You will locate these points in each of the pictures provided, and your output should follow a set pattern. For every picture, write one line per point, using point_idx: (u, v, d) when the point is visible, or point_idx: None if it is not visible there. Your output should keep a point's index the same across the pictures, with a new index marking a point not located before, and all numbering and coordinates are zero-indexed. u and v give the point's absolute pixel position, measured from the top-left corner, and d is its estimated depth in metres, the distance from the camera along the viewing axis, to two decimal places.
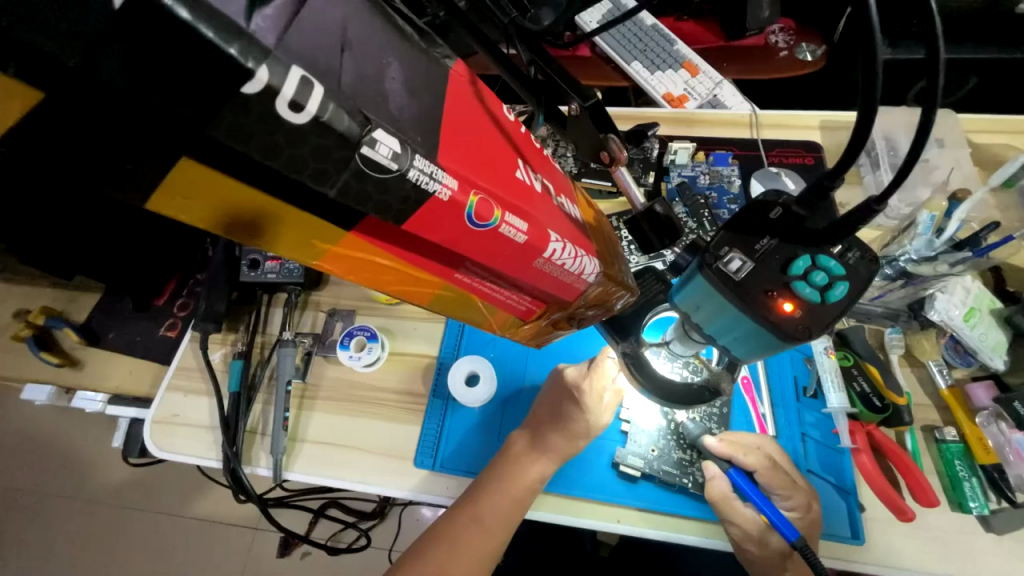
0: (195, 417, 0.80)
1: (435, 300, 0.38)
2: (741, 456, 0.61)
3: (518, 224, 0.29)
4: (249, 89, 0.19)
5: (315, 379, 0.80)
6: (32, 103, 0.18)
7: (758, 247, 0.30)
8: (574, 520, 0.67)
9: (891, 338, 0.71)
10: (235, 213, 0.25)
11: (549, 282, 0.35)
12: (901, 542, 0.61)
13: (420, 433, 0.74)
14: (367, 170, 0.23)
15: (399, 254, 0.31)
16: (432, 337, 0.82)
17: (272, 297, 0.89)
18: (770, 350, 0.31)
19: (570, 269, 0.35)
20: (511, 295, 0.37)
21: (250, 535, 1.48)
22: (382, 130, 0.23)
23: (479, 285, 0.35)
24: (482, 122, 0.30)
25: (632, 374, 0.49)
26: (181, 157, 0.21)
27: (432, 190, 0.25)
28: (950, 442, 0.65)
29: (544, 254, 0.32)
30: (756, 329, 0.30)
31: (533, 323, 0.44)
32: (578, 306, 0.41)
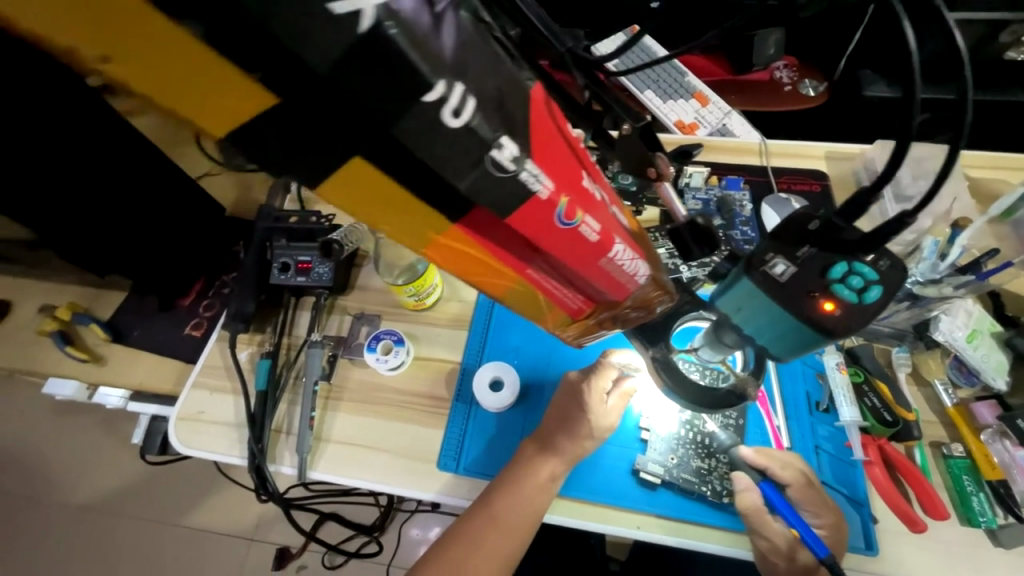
0: (219, 415, 0.82)
1: (500, 295, 0.39)
2: (776, 468, 0.63)
3: (595, 225, 0.33)
4: (428, 97, 0.22)
5: (341, 381, 0.83)
6: (266, 104, 0.22)
7: (799, 254, 0.33)
8: (590, 524, 0.68)
9: (899, 357, 0.74)
10: (372, 208, 0.28)
11: (609, 282, 0.37)
12: (913, 553, 0.63)
13: (443, 437, 0.76)
14: (492, 169, 0.26)
15: (488, 249, 0.33)
16: (455, 344, 0.85)
17: (299, 300, 0.91)
18: (807, 347, 0.34)
19: (627, 269, 0.37)
20: (572, 297, 0.39)
21: (248, 545, 1.46)
22: (507, 137, 0.26)
23: (548, 284, 0.37)
24: (564, 132, 0.34)
25: (661, 378, 0.53)
26: (354, 155, 0.25)
27: (534, 190, 0.28)
28: (957, 457, 0.68)
29: (611, 253, 0.35)
30: (798, 326, 0.33)
31: (579, 326, 0.45)
32: (626, 307, 0.42)
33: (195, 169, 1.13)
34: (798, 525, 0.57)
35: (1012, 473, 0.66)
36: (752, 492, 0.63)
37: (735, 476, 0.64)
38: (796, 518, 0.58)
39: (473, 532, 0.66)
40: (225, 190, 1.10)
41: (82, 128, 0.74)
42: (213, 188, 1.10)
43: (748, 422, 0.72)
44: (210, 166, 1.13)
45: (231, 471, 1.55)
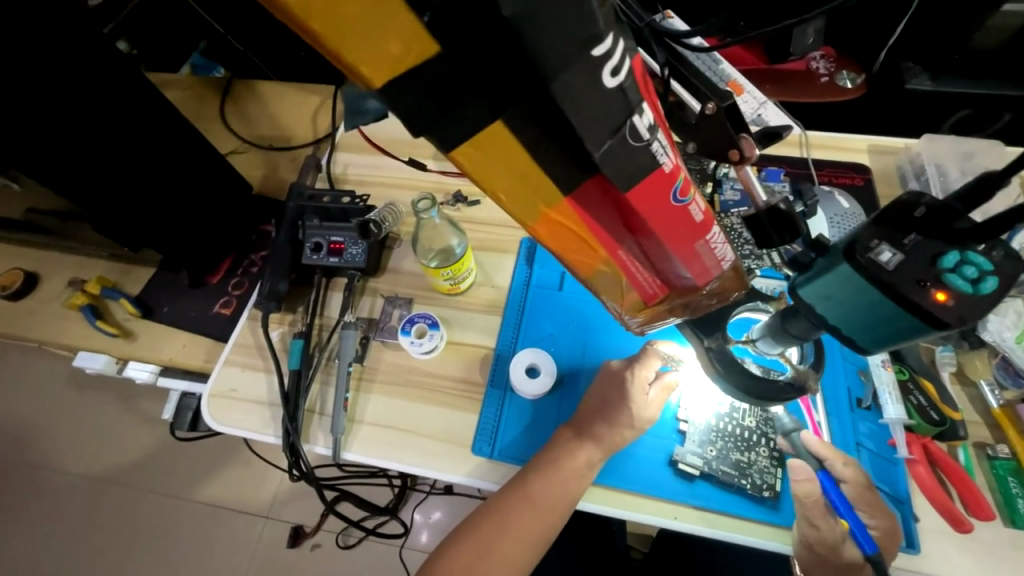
0: (251, 392, 0.82)
1: (580, 275, 0.38)
2: (839, 463, 0.63)
3: (700, 204, 0.32)
4: (597, 51, 0.23)
5: (374, 363, 0.83)
6: (428, 53, 0.21)
7: (906, 241, 0.32)
8: (623, 513, 0.68)
9: (943, 356, 0.73)
10: (498, 176, 0.27)
11: (697, 268, 0.37)
12: (956, 550, 0.63)
13: (477, 423, 0.76)
14: (630, 138, 0.26)
15: (589, 224, 0.32)
16: (488, 329, 0.84)
17: (330, 282, 0.91)
18: (901, 338, 0.34)
19: (717, 253, 0.36)
20: (656, 282, 0.39)
21: (263, 521, 1.47)
22: (645, 105, 0.27)
23: (635, 267, 0.37)
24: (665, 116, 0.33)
25: (715, 367, 0.52)
26: (498, 119, 0.24)
27: (660, 162, 0.28)
28: (1001, 458, 0.67)
29: (711, 236, 0.34)
30: (901, 315, 0.32)
31: (649, 312, 0.44)
32: (702, 296, 0.41)
33: (221, 146, 1.12)
34: (852, 521, 0.58)
35: None
36: (812, 483, 0.61)
37: (790, 464, 0.62)
38: (851, 515, 0.59)
39: (506, 513, 0.64)
40: (253, 169, 1.09)
41: (130, 101, 0.74)
42: (239, 167, 1.09)
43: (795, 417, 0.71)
44: (236, 144, 1.12)
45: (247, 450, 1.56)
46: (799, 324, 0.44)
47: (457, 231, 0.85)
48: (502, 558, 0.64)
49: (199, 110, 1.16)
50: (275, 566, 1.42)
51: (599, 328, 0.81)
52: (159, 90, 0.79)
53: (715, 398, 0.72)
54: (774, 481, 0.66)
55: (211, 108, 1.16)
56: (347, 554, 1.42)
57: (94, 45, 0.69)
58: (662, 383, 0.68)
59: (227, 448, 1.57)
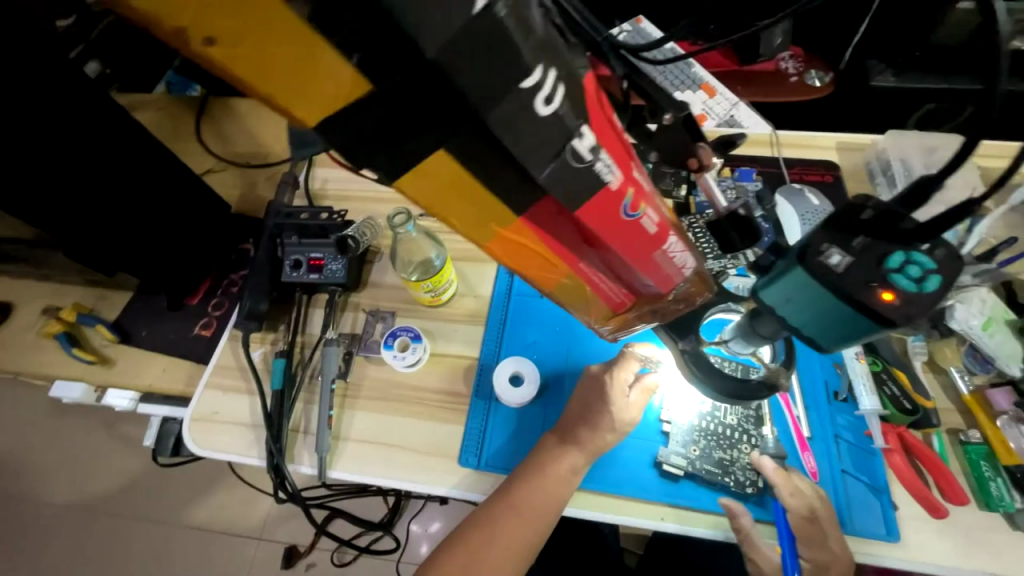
0: (234, 414, 0.81)
1: (546, 289, 0.40)
2: (785, 493, 0.63)
3: (653, 215, 0.33)
4: (525, 83, 0.23)
5: (357, 378, 0.82)
6: (360, 92, 0.22)
7: (855, 244, 0.33)
8: (611, 516, 0.68)
9: (915, 346, 0.75)
10: (450, 202, 0.29)
11: (658, 277, 0.38)
12: (934, 537, 0.64)
13: (464, 433, 0.76)
14: (571, 159, 0.27)
15: (546, 239, 0.33)
16: (472, 339, 0.85)
17: (312, 298, 0.91)
18: (857, 338, 0.35)
19: (677, 261, 0.37)
20: (621, 291, 0.40)
21: (256, 542, 1.45)
22: (586, 127, 0.27)
23: (598, 279, 0.38)
24: (620, 129, 0.33)
25: (691, 371, 0.53)
26: (440, 148, 0.25)
27: (605, 180, 0.29)
28: (975, 443, 0.69)
29: (667, 245, 0.35)
30: (854, 316, 0.33)
31: (618, 320, 0.45)
32: (669, 302, 0.42)
33: (198, 165, 1.11)
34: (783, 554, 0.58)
35: None
36: (746, 517, 0.65)
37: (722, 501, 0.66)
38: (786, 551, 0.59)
39: (493, 521, 0.63)
40: (231, 187, 1.08)
41: (100, 125, 0.74)
42: (217, 185, 1.08)
43: (780, 413, 0.72)
44: (213, 163, 1.11)
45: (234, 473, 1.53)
46: (766, 324, 0.45)
47: (436, 243, 0.85)
48: (490, 565, 0.62)
49: (174, 129, 1.16)
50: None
51: (580, 333, 0.81)
52: (129, 113, 0.78)
53: (695, 398, 0.73)
54: (755, 478, 0.67)
55: (187, 127, 1.16)
56: (342, 572, 1.40)
57: (61, 70, 0.68)
58: (642, 386, 0.68)
59: (216, 470, 1.54)
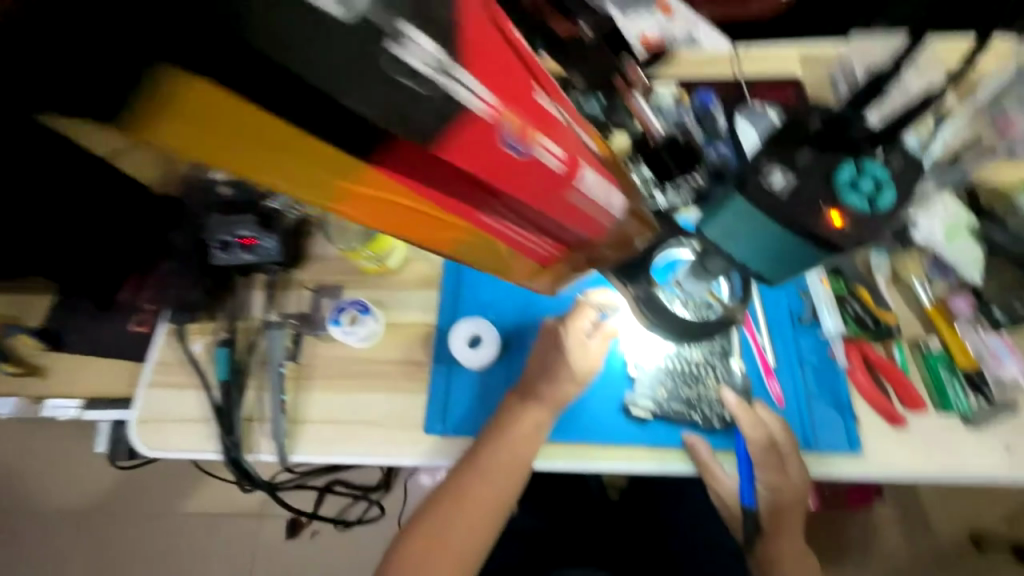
0: (182, 411, 0.76)
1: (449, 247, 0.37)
2: (746, 424, 0.64)
3: (552, 149, 0.30)
4: None
5: (309, 359, 0.78)
6: None
7: (800, 160, 0.30)
8: (580, 465, 0.68)
9: (879, 262, 0.73)
10: (257, 142, 0.25)
11: (577, 220, 0.36)
12: (893, 445, 0.66)
13: (426, 401, 0.73)
14: (394, 72, 0.22)
15: (423, 193, 0.31)
16: (427, 305, 0.80)
17: (248, 280, 0.83)
18: (800, 266, 0.33)
19: (598, 201, 0.36)
20: (536, 238, 0.38)
21: (251, 527, 1.46)
22: (417, 29, 0.22)
23: (502, 229, 0.36)
24: (517, 41, 0.29)
25: (644, 313, 0.51)
26: (161, 62, 0.20)
27: (471, 106, 0.25)
28: (933, 351, 0.69)
29: (579, 181, 0.33)
30: (801, 246, 0.30)
31: (548, 270, 0.45)
32: (601, 247, 0.42)
33: None
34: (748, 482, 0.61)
35: (986, 360, 0.68)
36: (706, 449, 0.65)
37: (686, 437, 0.66)
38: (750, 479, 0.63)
39: (460, 485, 0.63)
40: None
41: None
42: None
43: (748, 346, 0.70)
44: None
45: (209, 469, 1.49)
46: (716, 261, 0.41)
47: None
48: (463, 530, 0.62)
49: None
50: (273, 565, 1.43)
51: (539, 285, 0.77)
52: None
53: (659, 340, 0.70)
54: (722, 412, 0.67)
55: None
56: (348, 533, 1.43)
57: None
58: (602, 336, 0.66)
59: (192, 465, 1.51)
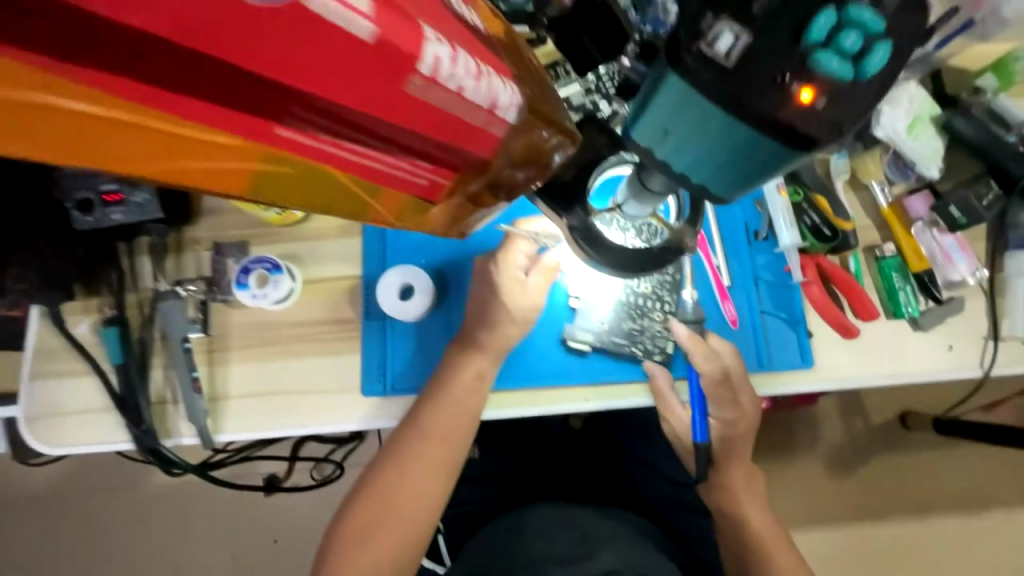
0: (82, 402, 0.67)
1: (280, 192, 0.28)
2: (698, 358, 0.59)
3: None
4: None
5: (221, 329, 0.68)
6: None
7: (755, 14, 0.25)
8: (529, 410, 0.64)
9: (838, 165, 0.67)
10: None
11: (434, 123, 0.27)
12: (843, 354, 0.65)
13: (361, 361, 0.66)
14: None
15: (172, 106, 0.21)
16: (351, 254, 0.70)
17: (133, 245, 0.70)
18: (764, 174, 0.27)
19: (469, 93, 0.26)
20: (393, 159, 0.29)
21: (174, 534, 1.20)
22: None
23: (335, 151, 0.27)
24: None
25: (583, 249, 0.42)
26: None
27: None
28: (889, 257, 0.66)
29: (420, 60, 0.23)
30: (756, 140, 0.25)
31: (447, 206, 0.36)
32: (503, 168, 0.33)
33: None
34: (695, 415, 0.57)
35: (938, 261, 0.66)
36: (664, 378, 0.62)
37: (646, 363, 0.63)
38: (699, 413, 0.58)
39: (403, 446, 0.58)
40: None
41: None
42: None
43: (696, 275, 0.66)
44: None
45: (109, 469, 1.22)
46: (657, 178, 0.33)
47: None
48: (413, 493, 0.57)
49: None
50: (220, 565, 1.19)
51: None
52: None
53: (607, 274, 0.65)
54: (664, 345, 0.63)
55: None
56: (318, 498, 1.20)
57: None
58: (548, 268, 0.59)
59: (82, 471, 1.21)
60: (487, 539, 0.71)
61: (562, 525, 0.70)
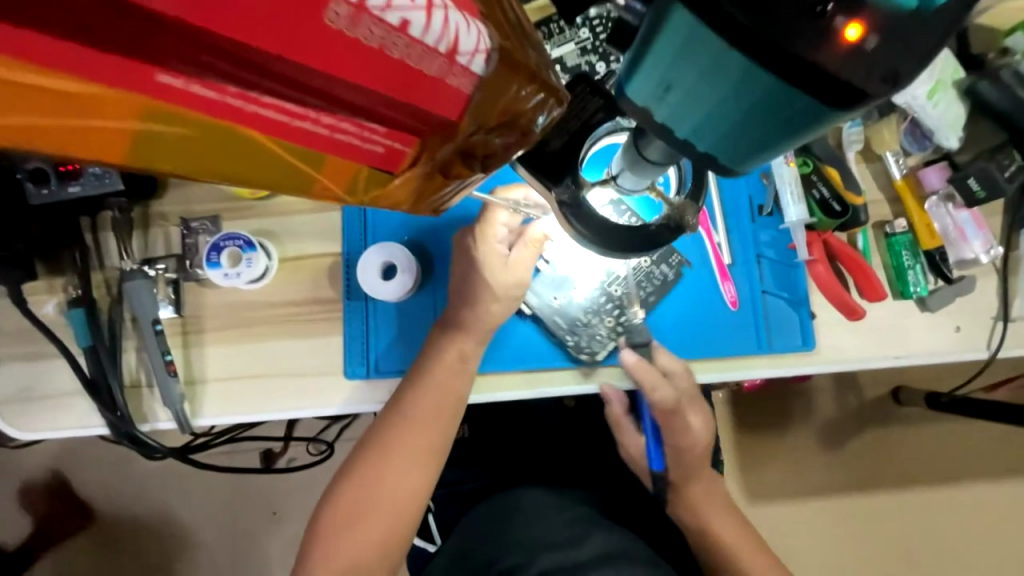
0: (52, 386, 0.64)
1: (183, 156, 0.24)
2: (650, 392, 0.60)
3: None
4: None
5: (196, 310, 0.64)
6: None
7: None
8: (515, 395, 0.61)
9: (851, 134, 0.62)
10: None
11: (363, 64, 0.22)
12: (846, 336, 0.62)
13: (343, 343, 0.63)
14: None
15: (25, 50, 0.18)
16: (330, 230, 0.66)
17: (96, 220, 0.65)
18: (794, 129, 0.22)
19: (407, 30, 0.21)
20: (319, 114, 0.24)
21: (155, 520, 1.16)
22: None
23: (235, 103, 0.22)
24: None
25: (572, 225, 0.39)
26: None
27: None
28: (899, 234, 0.63)
29: None
30: (780, 92, 0.21)
31: (411, 178, 0.31)
32: (471, 132, 0.28)
33: None
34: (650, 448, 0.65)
35: (951, 238, 0.63)
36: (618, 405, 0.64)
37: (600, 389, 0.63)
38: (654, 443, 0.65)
39: (386, 431, 0.56)
40: None
41: None
42: None
43: (670, 287, 0.63)
44: None
45: (91, 457, 1.16)
46: (656, 146, 0.29)
47: None
48: (397, 480, 0.55)
49: None
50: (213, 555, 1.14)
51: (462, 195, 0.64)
52: None
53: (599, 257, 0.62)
54: (600, 349, 0.61)
55: None
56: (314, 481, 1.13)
57: None
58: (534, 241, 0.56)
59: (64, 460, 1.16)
60: (477, 520, 0.71)
61: (555, 507, 0.69)
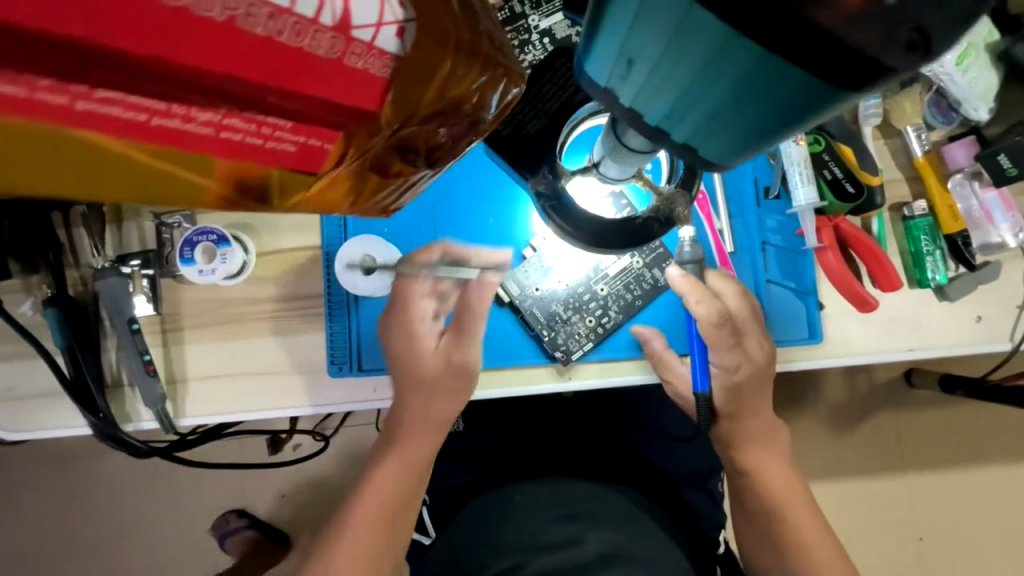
0: (32, 386, 0.63)
1: (15, 170, 0.21)
2: (693, 300, 0.52)
3: None
4: None
5: (174, 307, 0.62)
6: None
7: None
8: (500, 392, 0.59)
9: (869, 107, 0.56)
10: None
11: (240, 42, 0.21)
12: (857, 329, 0.58)
13: (326, 341, 0.61)
14: None
15: None
16: (310, 222, 0.62)
17: (69, 215, 0.63)
18: (781, 113, 0.19)
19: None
20: (191, 110, 0.22)
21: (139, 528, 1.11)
22: None
23: (60, 100, 0.19)
24: None
25: (552, 221, 0.36)
26: None
27: None
28: (919, 218, 0.58)
29: None
30: (767, 64, 0.17)
31: (350, 174, 0.33)
32: (397, 121, 0.29)
33: None
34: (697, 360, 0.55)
35: (975, 219, 0.58)
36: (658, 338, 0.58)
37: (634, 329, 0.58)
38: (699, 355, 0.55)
39: None
40: None
41: None
42: None
43: (660, 292, 0.59)
44: None
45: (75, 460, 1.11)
46: (633, 133, 0.26)
47: None
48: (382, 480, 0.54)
49: None
50: (214, 552, 1.10)
51: (445, 183, 0.60)
52: None
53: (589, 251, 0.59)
54: (577, 348, 0.58)
55: None
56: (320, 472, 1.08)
57: None
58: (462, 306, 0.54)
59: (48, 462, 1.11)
60: (471, 514, 0.70)
61: (549, 502, 0.68)
